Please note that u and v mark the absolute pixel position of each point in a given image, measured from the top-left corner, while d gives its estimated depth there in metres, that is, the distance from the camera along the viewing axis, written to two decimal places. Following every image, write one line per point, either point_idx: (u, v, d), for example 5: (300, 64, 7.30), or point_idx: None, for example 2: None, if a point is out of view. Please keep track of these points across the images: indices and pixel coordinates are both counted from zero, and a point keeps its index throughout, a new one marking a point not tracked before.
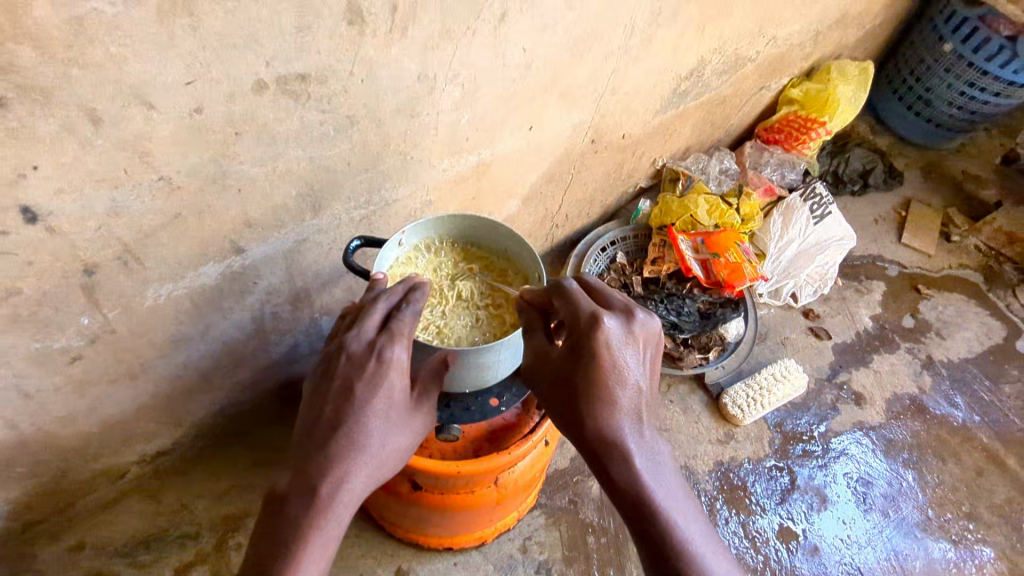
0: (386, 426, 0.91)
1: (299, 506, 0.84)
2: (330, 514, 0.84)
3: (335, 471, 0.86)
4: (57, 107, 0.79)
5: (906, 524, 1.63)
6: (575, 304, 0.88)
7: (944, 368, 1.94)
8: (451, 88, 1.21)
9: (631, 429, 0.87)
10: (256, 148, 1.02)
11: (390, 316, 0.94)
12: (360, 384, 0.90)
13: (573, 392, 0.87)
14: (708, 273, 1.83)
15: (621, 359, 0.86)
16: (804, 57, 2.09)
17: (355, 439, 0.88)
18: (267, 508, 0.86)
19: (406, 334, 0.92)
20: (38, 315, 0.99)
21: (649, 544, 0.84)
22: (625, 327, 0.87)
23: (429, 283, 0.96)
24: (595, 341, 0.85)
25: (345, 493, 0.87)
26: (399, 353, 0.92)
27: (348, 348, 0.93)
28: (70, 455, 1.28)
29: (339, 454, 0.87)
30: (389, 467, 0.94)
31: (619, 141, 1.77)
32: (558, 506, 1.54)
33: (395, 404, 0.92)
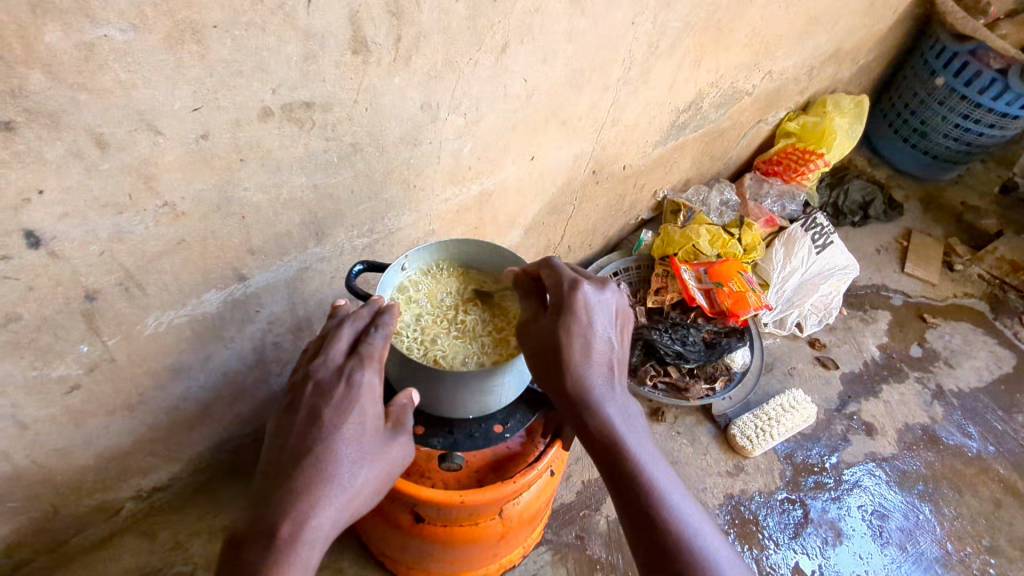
0: (358, 455, 0.87)
1: (258, 552, 0.79)
2: (293, 558, 0.79)
3: (299, 506, 0.81)
4: (64, 131, 0.80)
5: (926, 559, 1.57)
6: (557, 274, 0.97)
7: (955, 397, 1.91)
8: (454, 117, 1.23)
9: (604, 386, 0.94)
10: (261, 175, 1.03)
11: (359, 341, 0.95)
12: (328, 410, 0.88)
13: (552, 358, 0.94)
14: (712, 303, 1.81)
15: (596, 321, 0.94)
16: (799, 91, 2.13)
17: (321, 469, 0.84)
18: (225, 560, 0.81)
19: (377, 356, 0.92)
20: (37, 342, 0.98)
21: (628, 494, 0.90)
22: (600, 294, 0.96)
23: (395, 306, 0.98)
24: (574, 303, 0.93)
25: (312, 531, 0.81)
26: (369, 376, 0.91)
27: (316, 376, 0.91)
28: (63, 490, 1.25)
29: (304, 487, 0.82)
30: (365, 501, 0.89)
31: (620, 172, 1.79)
32: (565, 541, 1.49)
33: (367, 429, 0.89)
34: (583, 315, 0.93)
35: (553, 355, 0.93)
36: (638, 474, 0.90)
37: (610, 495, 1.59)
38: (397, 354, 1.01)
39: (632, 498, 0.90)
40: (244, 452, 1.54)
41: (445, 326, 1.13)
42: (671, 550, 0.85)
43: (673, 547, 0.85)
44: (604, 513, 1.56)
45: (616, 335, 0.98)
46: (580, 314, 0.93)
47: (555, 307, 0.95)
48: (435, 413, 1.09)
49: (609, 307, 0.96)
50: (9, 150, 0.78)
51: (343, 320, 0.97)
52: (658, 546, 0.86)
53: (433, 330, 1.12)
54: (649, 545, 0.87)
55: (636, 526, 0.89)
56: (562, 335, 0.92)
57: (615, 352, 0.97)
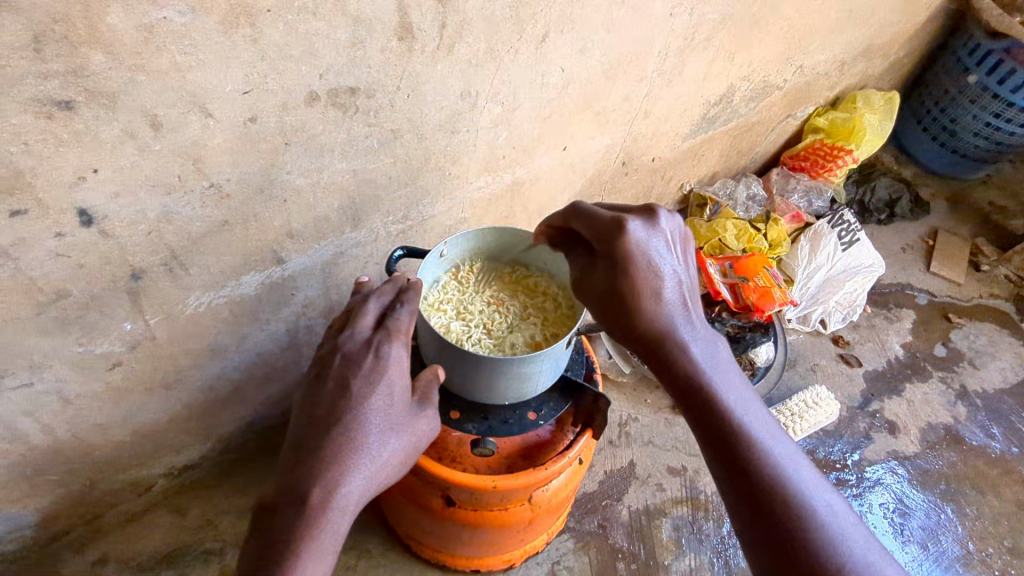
0: (385, 425, 0.88)
1: (288, 520, 0.80)
2: (323, 526, 0.80)
3: (328, 474, 0.82)
4: (121, 112, 0.81)
5: (946, 558, 1.57)
6: (600, 217, 0.90)
7: (979, 398, 1.90)
8: (492, 105, 1.23)
9: (681, 320, 0.87)
10: (305, 159, 1.04)
11: (385, 315, 0.97)
12: (357, 380, 0.89)
13: (620, 300, 0.87)
14: (737, 298, 1.78)
15: (654, 256, 0.87)
16: (829, 86, 2.11)
17: (350, 438, 0.85)
18: (254, 527, 0.82)
19: (404, 330, 0.95)
20: (84, 319, 1.00)
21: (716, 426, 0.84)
22: (654, 228, 0.89)
23: (420, 283, 1.00)
24: (626, 241, 0.86)
25: (341, 499, 0.82)
26: (397, 348, 0.93)
27: (343, 349, 0.93)
28: (100, 464, 1.28)
29: (333, 456, 0.83)
30: (392, 472, 0.89)
31: (649, 164, 1.79)
32: (587, 530, 1.51)
33: (395, 400, 0.90)
34: (646, 254, 0.87)
35: (622, 301, 0.87)
36: (735, 427, 0.83)
37: (632, 486, 1.60)
38: (435, 338, 1.02)
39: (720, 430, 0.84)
40: (273, 433, 1.56)
41: (474, 320, 1.14)
42: (777, 512, 0.78)
43: (784, 509, 0.78)
44: (626, 503, 1.57)
45: (680, 265, 0.90)
46: (642, 247, 0.87)
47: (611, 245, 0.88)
48: (466, 395, 1.10)
49: (667, 242, 0.89)
50: (69, 129, 0.79)
51: (368, 294, 0.99)
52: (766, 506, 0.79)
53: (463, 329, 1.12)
54: (755, 507, 0.80)
55: (738, 490, 0.81)
56: (626, 274, 0.86)
57: (687, 292, 0.90)
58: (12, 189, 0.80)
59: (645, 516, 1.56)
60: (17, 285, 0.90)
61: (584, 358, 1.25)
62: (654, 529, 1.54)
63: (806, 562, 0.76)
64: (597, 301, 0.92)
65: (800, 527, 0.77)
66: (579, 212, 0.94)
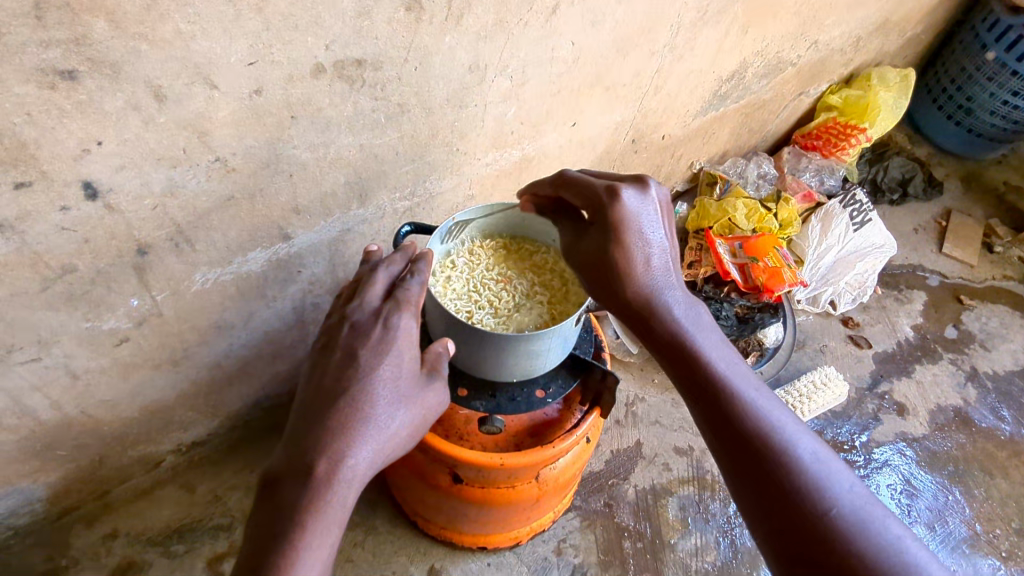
0: (393, 398, 0.87)
1: (294, 491, 0.79)
2: (330, 498, 0.79)
3: (335, 445, 0.81)
4: (124, 82, 0.80)
5: (953, 539, 1.57)
6: (590, 185, 0.92)
7: (989, 380, 1.89)
8: (501, 79, 1.21)
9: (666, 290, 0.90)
10: (310, 133, 1.02)
11: (395, 287, 0.96)
12: (365, 351, 0.88)
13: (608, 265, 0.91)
14: (746, 278, 1.77)
15: (644, 226, 0.89)
16: (843, 62, 2.07)
17: (357, 410, 0.84)
18: (261, 497, 0.82)
19: (414, 301, 0.93)
20: (91, 294, 1.00)
21: (703, 394, 0.85)
22: (646, 196, 0.90)
23: (431, 254, 0.99)
24: (617, 209, 0.88)
25: (348, 471, 0.81)
26: (407, 319, 0.91)
27: (352, 319, 0.92)
28: (109, 440, 1.28)
29: (340, 427, 0.82)
30: (399, 445, 0.89)
31: (659, 142, 1.76)
32: (593, 508, 1.51)
33: (404, 372, 0.89)
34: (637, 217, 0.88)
35: (609, 271, 0.90)
36: (736, 403, 0.82)
37: (638, 465, 1.60)
38: (443, 314, 1.01)
39: (707, 399, 0.84)
40: (280, 411, 1.57)
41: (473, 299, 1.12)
42: (783, 485, 0.75)
43: (777, 468, 0.76)
44: (633, 483, 1.57)
45: (668, 234, 0.92)
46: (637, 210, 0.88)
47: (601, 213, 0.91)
48: (473, 372, 1.09)
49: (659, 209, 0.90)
50: (72, 100, 0.78)
51: (378, 265, 0.98)
52: (769, 481, 0.76)
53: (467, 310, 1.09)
54: (755, 483, 0.77)
55: (739, 465, 0.79)
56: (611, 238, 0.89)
57: (674, 262, 0.92)
58: (16, 161, 0.79)
59: (651, 495, 1.56)
60: (24, 259, 0.89)
61: (593, 336, 1.24)
62: (660, 508, 1.54)
63: (802, 523, 0.72)
64: (589, 269, 0.95)
65: (804, 502, 0.74)
66: (568, 178, 0.95)
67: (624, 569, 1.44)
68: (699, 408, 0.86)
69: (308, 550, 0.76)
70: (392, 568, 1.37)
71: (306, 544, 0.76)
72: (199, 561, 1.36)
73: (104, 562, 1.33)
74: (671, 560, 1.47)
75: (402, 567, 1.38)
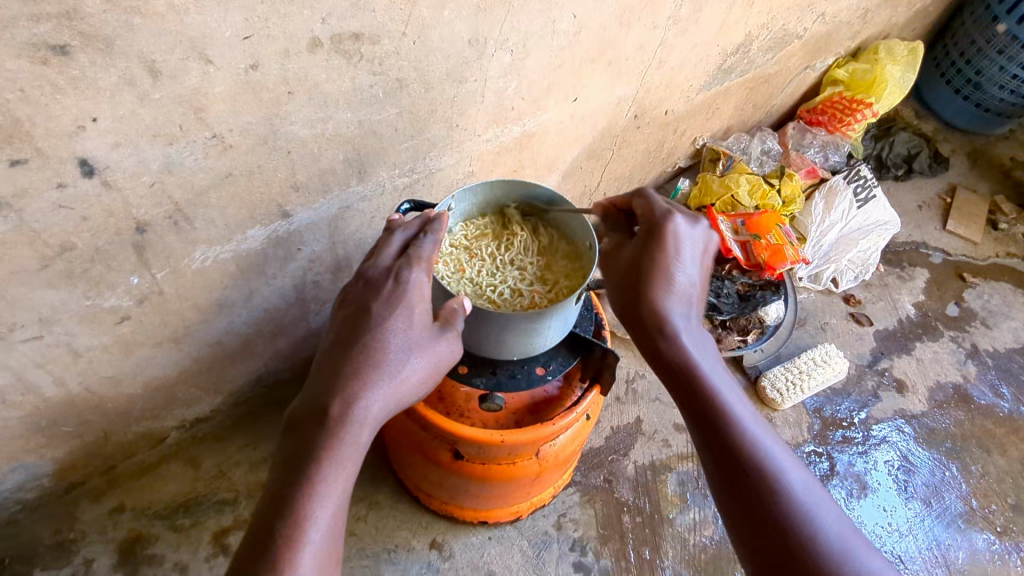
0: (404, 346, 0.87)
1: (308, 432, 0.82)
2: (341, 437, 0.81)
3: (347, 389, 0.83)
4: (118, 57, 0.79)
5: (949, 514, 1.59)
6: (651, 203, 0.99)
7: (990, 358, 1.89)
8: (501, 53, 1.19)
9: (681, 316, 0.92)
10: (307, 109, 1.01)
11: (410, 244, 0.96)
12: (377, 303, 0.89)
13: (648, 315, 0.92)
14: (748, 256, 1.76)
15: (679, 255, 0.93)
16: (851, 35, 2.03)
17: (370, 355, 0.85)
18: (282, 438, 0.85)
19: (426, 258, 0.93)
20: (90, 272, 1.00)
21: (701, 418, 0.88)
22: (693, 227, 0.96)
23: (445, 215, 0.98)
24: (665, 228, 0.94)
25: (360, 412, 0.83)
26: (418, 273, 0.91)
27: (367, 275, 0.94)
28: (113, 416, 1.29)
29: (352, 372, 0.84)
30: (413, 392, 0.89)
31: (663, 117, 1.74)
32: (593, 484, 1.53)
33: (415, 322, 0.89)
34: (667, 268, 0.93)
35: (641, 279, 0.93)
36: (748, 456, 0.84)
37: (638, 441, 1.62)
38: (444, 293, 1.01)
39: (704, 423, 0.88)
40: (283, 388, 1.58)
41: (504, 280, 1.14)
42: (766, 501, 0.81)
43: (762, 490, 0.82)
44: (632, 459, 1.59)
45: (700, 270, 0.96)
46: (670, 253, 0.93)
47: (641, 242, 0.96)
48: (476, 349, 1.08)
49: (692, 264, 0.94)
50: (65, 75, 0.77)
51: (394, 228, 0.98)
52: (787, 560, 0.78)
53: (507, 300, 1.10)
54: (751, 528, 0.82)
55: (759, 537, 0.81)
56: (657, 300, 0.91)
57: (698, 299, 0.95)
58: (11, 138, 0.78)
59: (650, 471, 1.57)
60: (21, 237, 0.89)
61: (593, 314, 1.24)
62: (660, 484, 1.56)
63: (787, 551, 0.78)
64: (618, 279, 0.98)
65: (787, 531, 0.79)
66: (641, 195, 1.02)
67: (623, 543, 1.46)
68: (716, 473, 0.87)
69: (324, 484, 0.79)
70: (394, 542, 1.39)
71: (322, 479, 0.79)
72: (205, 534, 1.38)
73: (111, 535, 1.36)
74: (670, 534, 1.49)
75: (404, 541, 1.40)
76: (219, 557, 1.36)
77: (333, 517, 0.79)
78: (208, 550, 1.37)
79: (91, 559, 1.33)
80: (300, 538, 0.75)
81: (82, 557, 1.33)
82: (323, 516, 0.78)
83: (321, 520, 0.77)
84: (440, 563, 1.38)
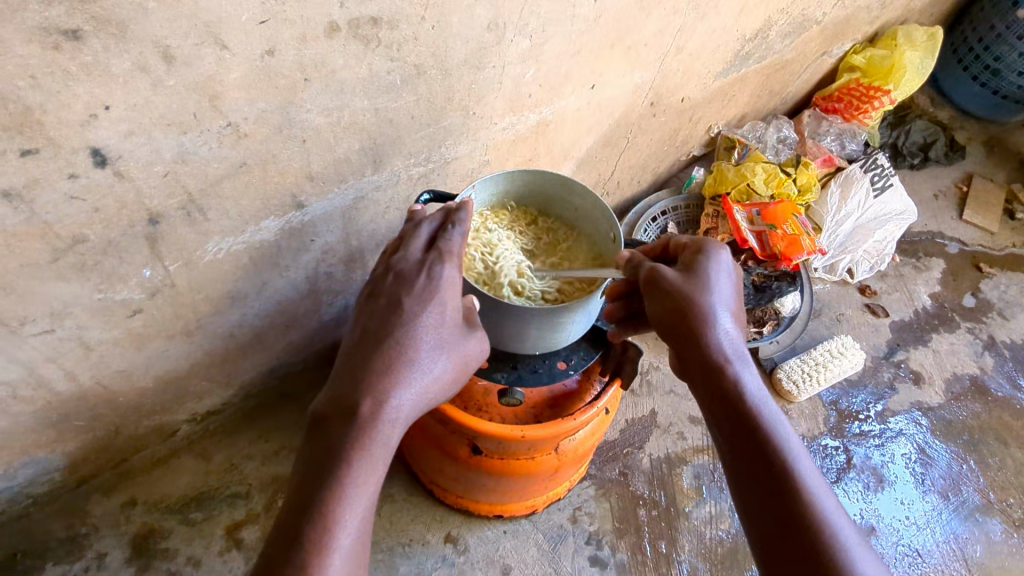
0: (435, 344, 0.86)
1: (339, 431, 0.80)
2: (374, 436, 0.79)
3: (379, 386, 0.81)
4: (132, 43, 0.76)
5: (966, 507, 1.58)
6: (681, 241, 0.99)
7: (1007, 349, 1.87)
8: (521, 39, 1.16)
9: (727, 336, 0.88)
10: (324, 97, 0.98)
11: (437, 238, 0.94)
12: (409, 299, 0.87)
13: (667, 302, 0.90)
14: (764, 246, 1.70)
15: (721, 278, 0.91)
16: (869, 20, 1.99)
17: (402, 352, 0.84)
18: (308, 435, 0.83)
19: (456, 252, 0.92)
20: (103, 264, 0.97)
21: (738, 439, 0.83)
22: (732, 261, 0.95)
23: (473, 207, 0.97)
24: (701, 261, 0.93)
25: (393, 410, 0.81)
26: (450, 270, 0.90)
27: (396, 269, 0.92)
28: (125, 410, 1.28)
29: (384, 369, 0.82)
30: (440, 392, 0.88)
31: (679, 105, 1.71)
32: (608, 477, 1.51)
33: (446, 320, 0.88)
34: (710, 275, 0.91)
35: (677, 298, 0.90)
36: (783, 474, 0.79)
37: (653, 434, 1.60)
38: (465, 286, 0.99)
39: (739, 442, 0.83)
40: (294, 380, 1.56)
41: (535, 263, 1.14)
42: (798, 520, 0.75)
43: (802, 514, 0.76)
44: (647, 452, 1.57)
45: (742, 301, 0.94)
46: (707, 277, 0.90)
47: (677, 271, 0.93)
48: (501, 343, 1.05)
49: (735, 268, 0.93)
50: (77, 61, 0.74)
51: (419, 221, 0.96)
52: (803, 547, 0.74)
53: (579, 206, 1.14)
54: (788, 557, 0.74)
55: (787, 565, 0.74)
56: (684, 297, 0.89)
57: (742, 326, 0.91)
58: (21, 127, 0.76)
59: (666, 464, 1.56)
60: (32, 229, 0.86)
61: None
62: (675, 477, 1.54)
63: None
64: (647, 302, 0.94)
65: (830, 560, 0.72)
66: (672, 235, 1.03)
67: (639, 537, 1.45)
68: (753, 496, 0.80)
69: (355, 485, 0.77)
70: (409, 536, 1.38)
71: (353, 479, 0.77)
72: (218, 528, 1.37)
73: (123, 530, 1.34)
74: (686, 527, 1.48)
75: (419, 534, 1.39)
76: (233, 551, 1.35)
77: (363, 521, 0.77)
78: (221, 544, 1.36)
79: (104, 553, 1.31)
80: (331, 542, 0.72)
81: (95, 552, 1.31)
82: (353, 520, 0.75)
83: (352, 523, 0.75)
84: (455, 557, 1.37)
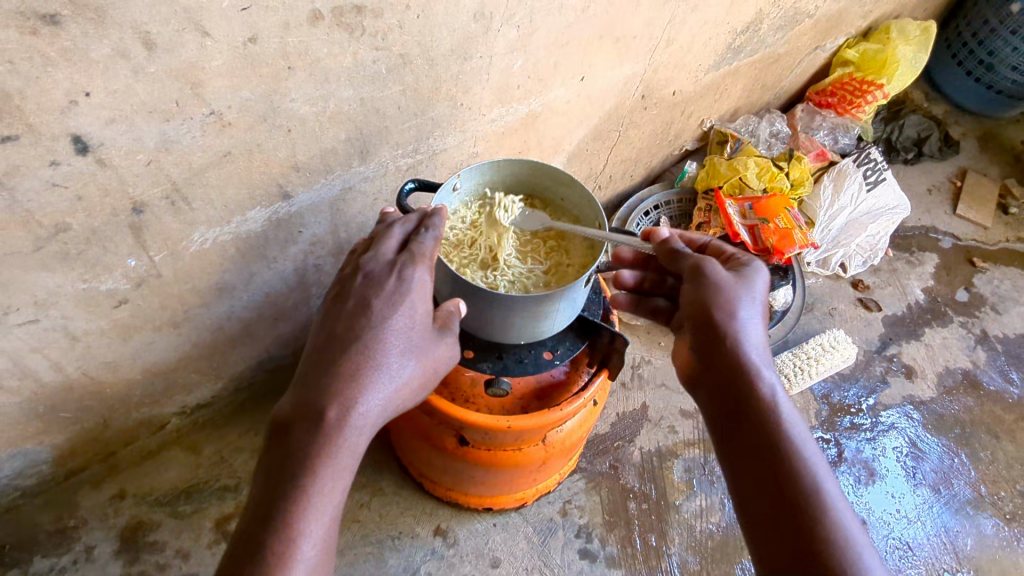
0: (404, 348, 0.85)
1: (302, 438, 0.78)
2: (340, 443, 0.79)
3: (345, 393, 0.80)
4: (110, 28, 0.75)
5: (957, 500, 1.58)
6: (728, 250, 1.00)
7: (1000, 344, 1.87)
8: (508, 29, 1.15)
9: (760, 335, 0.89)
10: (308, 85, 0.98)
11: (409, 240, 0.93)
12: (378, 301, 0.85)
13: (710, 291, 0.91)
14: (755, 239, 1.69)
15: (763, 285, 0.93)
16: (862, 14, 1.99)
17: (369, 358, 0.82)
18: (271, 439, 0.81)
19: (428, 254, 0.90)
20: (87, 254, 0.97)
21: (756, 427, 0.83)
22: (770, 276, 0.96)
23: (445, 211, 0.96)
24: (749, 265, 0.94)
25: (359, 417, 0.80)
26: (421, 272, 0.88)
27: (366, 269, 0.90)
28: (112, 403, 1.27)
29: (352, 376, 0.81)
30: (409, 396, 0.88)
31: (670, 98, 1.70)
32: (598, 470, 1.51)
33: (416, 324, 0.87)
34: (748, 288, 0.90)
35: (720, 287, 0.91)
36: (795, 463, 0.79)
37: (644, 428, 1.60)
38: (449, 277, 0.98)
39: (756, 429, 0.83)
40: (284, 373, 1.56)
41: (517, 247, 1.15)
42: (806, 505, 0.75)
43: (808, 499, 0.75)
44: (638, 445, 1.57)
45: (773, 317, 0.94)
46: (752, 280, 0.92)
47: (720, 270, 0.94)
48: (475, 331, 1.05)
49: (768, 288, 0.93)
50: (55, 46, 0.74)
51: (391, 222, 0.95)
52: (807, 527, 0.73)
53: (525, 175, 1.15)
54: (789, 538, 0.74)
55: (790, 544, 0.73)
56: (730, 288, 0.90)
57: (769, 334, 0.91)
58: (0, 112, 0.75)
59: (657, 457, 1.56)
60: (14, 217, 0.86)
61: (601, 298, 1.23)
62: (666, 470, 1.54)
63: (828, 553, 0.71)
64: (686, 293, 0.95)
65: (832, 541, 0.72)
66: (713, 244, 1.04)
67: (629, 530, 1.44)
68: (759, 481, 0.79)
69: (319, 494, 0.76)
70: (398, 529, 1.38)
71: (317, 488, 0.76)
72: (206, 522, 1.37)
73: (111, 522, 1.34)
74: (677, 520, 1.47)
75: (408, 527, 1.38)
76: (221, 544, 1.35)
77: (328, 528, 0.77)
78: (209, 537, 1.35)
79: (92, 546, 1.31)
80: (293, 553, 0.73)
81: (83, 544, 1.31)
82: (316, 529, 0.75)
83: (316, 532, 0.75)
84: (444, 550, 1.36)
